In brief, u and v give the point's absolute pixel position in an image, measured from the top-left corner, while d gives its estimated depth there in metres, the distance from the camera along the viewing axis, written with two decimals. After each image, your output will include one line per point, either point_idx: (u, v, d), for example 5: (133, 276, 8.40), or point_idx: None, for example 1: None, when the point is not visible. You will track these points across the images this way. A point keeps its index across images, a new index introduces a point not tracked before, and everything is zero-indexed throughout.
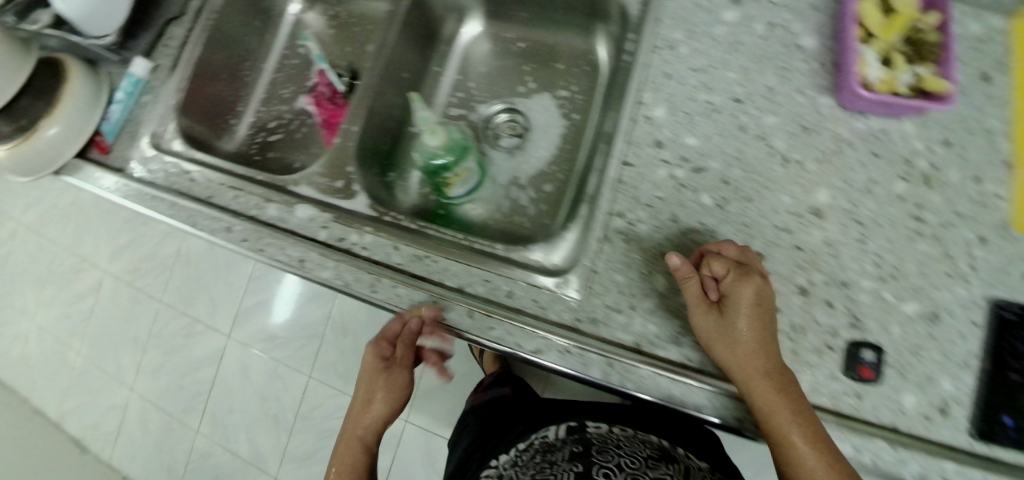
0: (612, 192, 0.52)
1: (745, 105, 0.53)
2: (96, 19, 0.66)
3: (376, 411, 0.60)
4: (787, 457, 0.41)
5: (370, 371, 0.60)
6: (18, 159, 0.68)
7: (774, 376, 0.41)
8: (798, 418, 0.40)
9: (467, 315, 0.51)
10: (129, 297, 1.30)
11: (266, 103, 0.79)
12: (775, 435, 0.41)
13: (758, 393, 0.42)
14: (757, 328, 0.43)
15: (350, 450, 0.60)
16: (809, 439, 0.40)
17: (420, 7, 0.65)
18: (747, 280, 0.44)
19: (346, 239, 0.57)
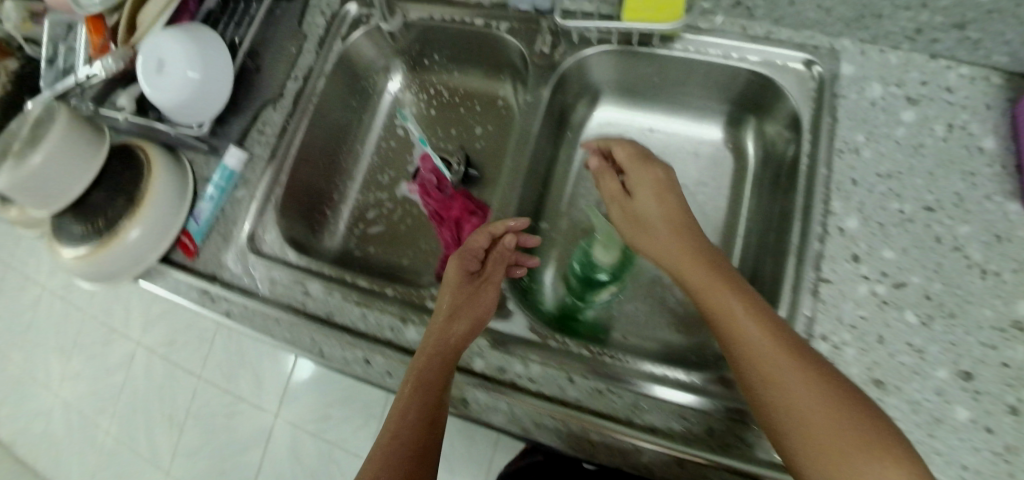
0: (812, 311, 0.50)
1: (937, 214, 0.50)
2: (195, 108, 0.60)
3: (451, 351, 0.48)
4: (788, 418, 0.36)
5: (455, 288, 0.52)
6: (95, 263, 0.62)
7: (748, 312, 0.41)
8: (789, 358, 0.37)
9: (674, 464, 0.46)
10: (164, 372, 1.19)
11: (364, 187, 0.75)
12: (767, 390, 0.37)
13: (725, 324, 0.41)
14: (694, 255, 0.46)
15: (415, 403, 0.45)
16: (809, 388, 0.36)
17: (558, 97, 0.63)
18: (667, 196, 0.51)
19: (506, 370, 0.52)
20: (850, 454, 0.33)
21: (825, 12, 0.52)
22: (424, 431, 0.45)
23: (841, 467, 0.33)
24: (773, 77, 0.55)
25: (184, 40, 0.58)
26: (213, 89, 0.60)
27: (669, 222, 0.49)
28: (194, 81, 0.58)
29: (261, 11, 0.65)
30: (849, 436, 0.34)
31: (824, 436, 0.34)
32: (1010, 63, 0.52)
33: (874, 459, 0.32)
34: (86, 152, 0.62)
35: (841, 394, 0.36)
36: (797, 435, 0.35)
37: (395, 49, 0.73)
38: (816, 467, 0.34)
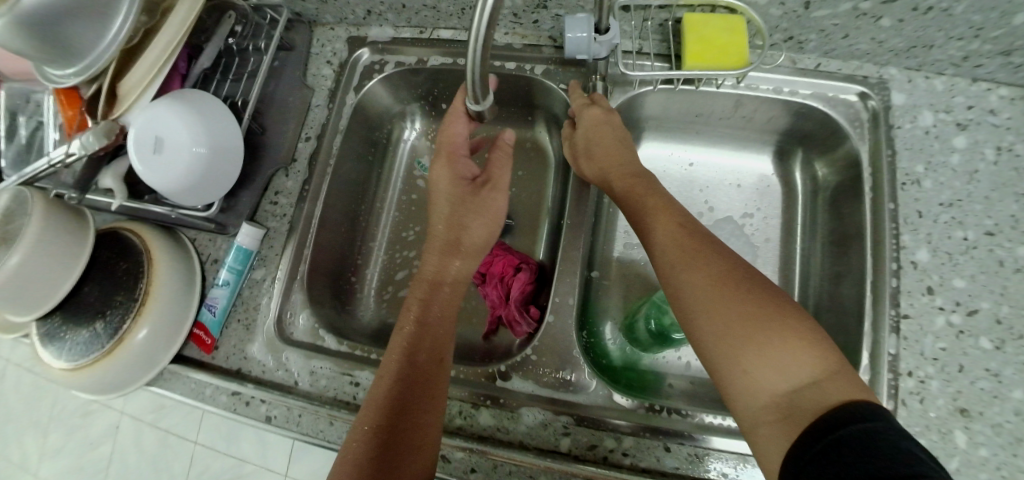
0: (896, 348, 0.50)
1: (998, 238, 0.52)
2: (206, 187, 0.53)
3: (442, 304, 0.50)
4: (702, 320, 0.38)
5: (450, 191, 0.54)
6: (99, 374, 0.53)
7: (676, 234, 0.43)
8: (707, 270, 0.39)
9: None
10: (156, 440, 0.94)
11: (389, 247, 0.68)
12: (683, 300, 0.40)
13: (655, 249, 0.43)
14: (635, 188, 0.48)
15: (413, 358, 0.45)
16: (726, 293, 0.38)
17: None
18: (608, 141, 0.51)
19: (598, 446, 0.49)
20: (761, 343, 0.35)
21: (878, 44, 0.52)
22: (427, 386, 0.44)
23: (750, 359, 0.35)
24: (825, 109, 0.56)
25: (177, 109, 0.51)
26: (223, 161, 0.53)
27: (614, 165, 0.51)
28: (199, 156, 0.51)
29: (262, 66, 0.58)
30: (760, 328, 0.35)
31: (735, 334, 0.36)
32: None
33: (784, 348, 0.34)
34: (68, 249, 0.52)
35: (758, 296, 0.37)
36: (713, 339, 0.37)
37: (413, 93, 0.67)
38: (730, 363, 0.36)
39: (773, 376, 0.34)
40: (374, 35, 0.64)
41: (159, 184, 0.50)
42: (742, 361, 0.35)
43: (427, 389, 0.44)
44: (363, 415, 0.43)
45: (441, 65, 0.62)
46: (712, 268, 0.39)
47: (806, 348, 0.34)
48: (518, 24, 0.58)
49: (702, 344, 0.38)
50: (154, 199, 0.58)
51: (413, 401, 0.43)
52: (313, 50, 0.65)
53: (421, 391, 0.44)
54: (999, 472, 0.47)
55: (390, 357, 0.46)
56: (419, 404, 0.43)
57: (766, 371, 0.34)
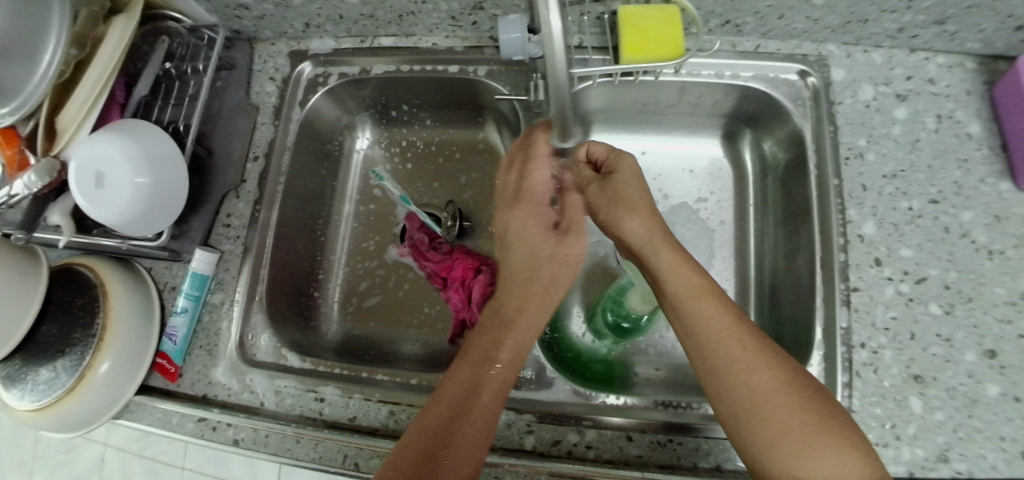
0: (848, 321, 0.51)
1: (942, 205, 0.53)
2: (154, 215, 0.52)
3: (517, 342, 0.46)
4: (759, 431, 0.39)
5: (532, 237, 0.49)
6: (65, 414, 0.52)
7: (730, 332, 0.42)
8: (766, 378, 0.40)
9: None
10: (142, 470, 0.94)
11: (351, 258, 0.69)
12: (736, 405, 0.40)
13: (703, 345, 0.42)
14: (674, 268, 0.45)
15: (471, 393, 0.43)
16: (782, 405, 0.39)
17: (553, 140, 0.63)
18: (647, 213, 0.49)
19: (562, 441, 0.50)
20: (816, 456, 0.37)
21: (814, 22, 0.53)
22: (477, 425, 0.42)
23: (806, 470, 0.37)
24: (769, 91, 0.57)
25: (112, 139, 0.50)
26: (168, 187, 0.53)
27: (653, 238, 0.47)
28: (142, 185, 0.50)
29: (202, 88, 0.58)
30: (818, 443, 0.37)
31: (794, 446, 0.38)
32: (981, 48, 0.55)
33: (839, 462, 0.37)
34: (16, 281, 0.52)
35: (816, 408, 0.39)
36: (769, 450, 0.38)
37: (361, 103, 0.67)
38: (784, 473, 0.38)
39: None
40: (315, 48, 0.64)
41: (104, 218, 0.50)
42: (797, 472, 0.38)
43: (475, 426, 0.42)
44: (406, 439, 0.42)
45: (385, 74, 0.62)
46: (772, 378, 0.40)
47: (856, 458, 0.37)
48: (457, 26, 0.59)
49: (755, 452, 0.39)
50: (103, 232, 0.58)
51: (460, 440, 0.41)
52: (255, 67, 0.65)
53: (468, 431, 0.42)
54: (955, 433, 0.48)
55: (446, 392, 0.44)
56: (465, 442, 0.41)
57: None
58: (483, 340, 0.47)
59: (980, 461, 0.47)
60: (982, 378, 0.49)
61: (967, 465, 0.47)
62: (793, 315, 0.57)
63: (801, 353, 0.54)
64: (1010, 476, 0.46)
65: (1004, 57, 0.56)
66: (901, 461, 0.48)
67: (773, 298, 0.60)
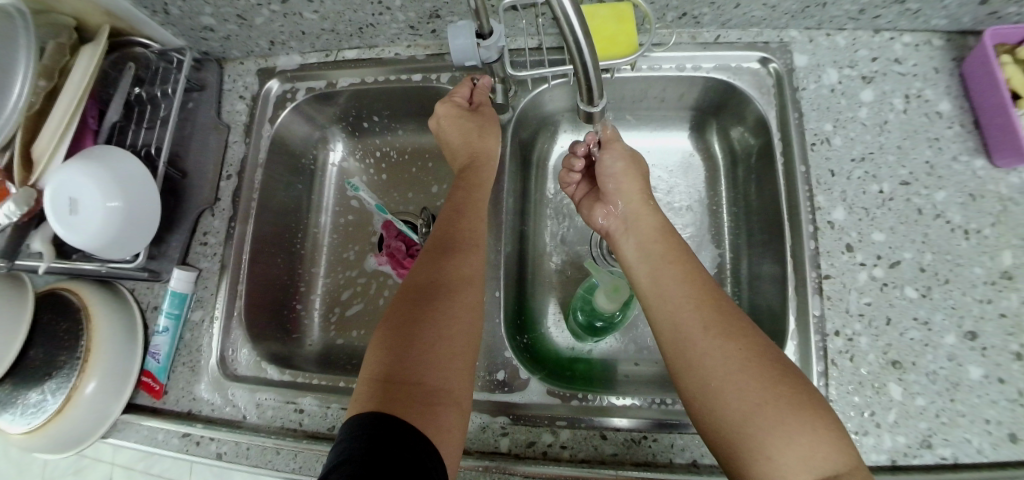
0: (821, 308, 0.51)
1: (914, 187, 0.52)
2: (137, 226, 0.54)
3: (460, 264, 0.47)
4: (728, 397, 0.39)
5: (622, 173, 0.55)
6: (55, 434, 0.54)
7: (703, 296, 0.45)
8: (738, 343, 0.41)
9: None
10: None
11: (331, 270, 0.69)
12: (706, 368, 0.41)
13: (679, 309, 0.45)
14: (657, 241, 0.51)
15: (426, 316, 0.43)
16: (751, 370, 0.39)
17: (521, 141, 0.64)
18: (638, 183, 0.55)
19: (536, 442, 0.50)
20: (784, 427, 0.36)
21: (771, 9, 0.54)
22: (436, 326, 0.43)
23: (775, 444, 0.36)
24: (730, 80, 0.58)
25: (80, 166, 0.51)
26: (139, 198, 0.54)
27: (643, 216, 0.53)
28: (113, 198, 0.52)
29: (173, 112, 0.59)
30: (789, 414, 0.37)
31: (762, 416, 0.37)
32: (947, 25, 0.55)
33: (808, 435, 0.36)
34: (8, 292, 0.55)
35: (784, 376, 0.39)
36: (737, 420, 0.38)
37: (331, 116, 0.69)
38: (752, 447, 0.37)
39: (782, 437, 0.36)
40: (282, 65, 0.65)
41: (91, 243, 0.52)
42: (765, 445, 0.36)
43: (442, 345, 0.42)
44: (366, 381, 0.40)
45: (351, 86, 0.63)
46: (745, 343, 0.41)
47: (825, 437, 0.36)
48: (417, 35, 0.59)
49: (722, 419, 0.39)
50: (82, 256, 0.60)
51: (434, 361, 0.41)
52: (225, 86, 0.66)
53: (435, 352, 0.42)
54: (937, 417, 0.47)
55: (388, 339, 0.42)
56: (444, 359, 0.41)
57: (779, 431, 0.36)
58: (419, 277, 0.47)
59: (965, 446, 0.46)
60: (962, 360, 0.48)
61: (951, 450, 0.46)
62: (769, 304, 0.57)
63: (777, 341, 0.53)
64: (997, 461, 0.45)
65: (971, 32, 0.56)
66: (884, 449, 0.46)
67: (751, 289, 0.60)
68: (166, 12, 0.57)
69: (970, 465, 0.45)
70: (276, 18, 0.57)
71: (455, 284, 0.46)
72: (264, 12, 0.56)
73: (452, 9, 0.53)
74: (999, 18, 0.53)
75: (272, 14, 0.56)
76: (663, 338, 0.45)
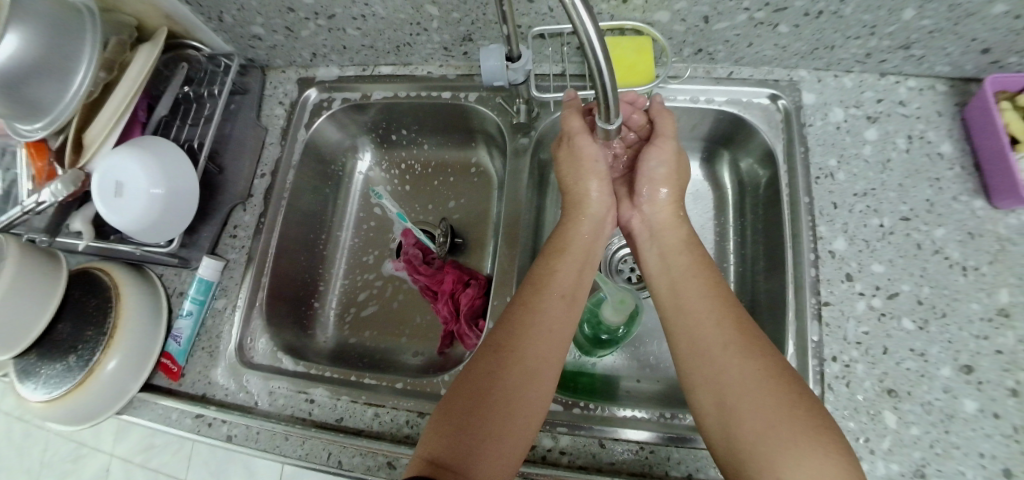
0: (819, 335, 0.52)
1: (914, 222, 0.55)
2: (177, 208, 0.58)
3: (540, 336, 0.46)
4: (743, 413, 0.41)
5: (664, 177, 0.57)
6: (72, 406, 0.56)
7: (725, 315, 0.47)
8: (755, 363, 0.43)
9: None
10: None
11: (349, 271, 0.72)
12: (724, 385, 0.43)
13: (702, 324, 0.47)
14: (681, 257, 0.53)
15: (500, 382, 0.43)
16: (768, 389, 0.41)
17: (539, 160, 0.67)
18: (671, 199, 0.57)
19: (536, 446, 0.51)
20: (797, 448, 0.37)
21: (782, 49, 0.58)
22: (520, 370, 0.44)
23: (785, 462, 0.37)
24: (741, 113, 0.61)
25: (129, 153, 0.55)
26: (180, 181, 0.58)
27: (670, 229, 0.56)
28: (155, 180, 0.55)
29: (216, 111, 0.63)
30: (800, 436, 0.38)
31: (776, 435, 0.38)
32: (950, 72, 0.58)
33: (822, 458, 0.37)
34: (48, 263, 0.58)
35: (802, 400, 0.40)
36: (750, 437, 0.39)
37: (362, 126, 0.73)
38: (762, 464, 0.38)
39: (794, 458, 0.37)
40: (321, 76, 0.70)
41: (131, 222, 0.55)
42: (775, 463, 0.37)
43: (516, 420, 0.42)
44: (440, 419, 0.42)
45: (384, 99, 0.67)
46: (764, 363, 0.43)
47: (841, 462, 0.36)
48: (450, 56, 0.64)
49: (736, 434, 0.40)
50: (119, 239, 0.63)
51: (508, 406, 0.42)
52: (266, 92, 0.71)
53: (511, 427, 0.42)
54: (931, 447, 0.48)
55: (475, 375, 0.44)
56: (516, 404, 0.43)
57: (793, 453, 0.37)
58: (498, 337, 0.47)
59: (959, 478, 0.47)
60: (958, 393, 0.49)
61: None
62: (770, 328, 0.58)
63: None
64: None
65: (974, 80, 0.59)
66: (876, 475, 0.48)
67: (753, 312, 0.62)
68: (221, 21, 0.62)
69: None
70: (321, 32, 0.62)
71: (542, 332, 0.47)
72: (310, 26, 0.61)
73: (484, 34, 0.58)
74: (1000, 68, 0.56)
75: (318, 28, 0.61)
76: (681, 351, 0.47)
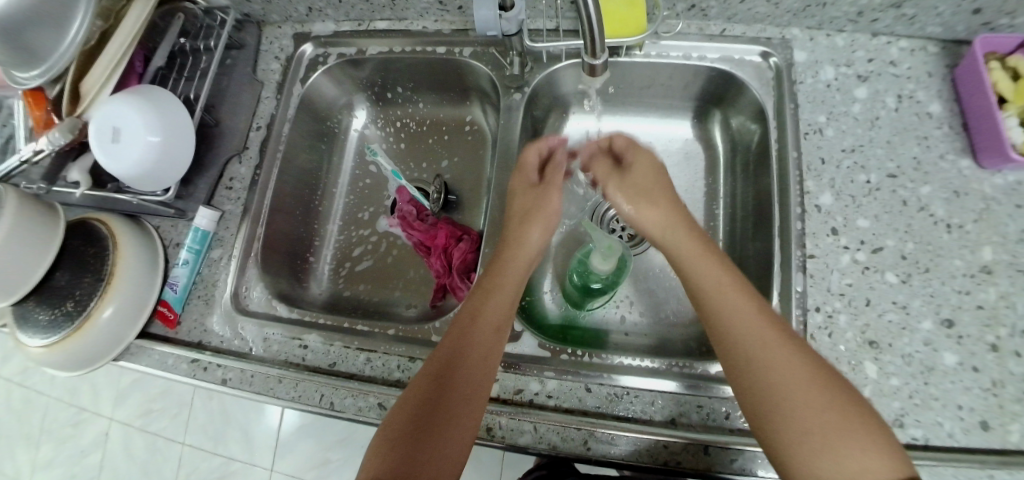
0: (803, 285, 0.53)
1: (900, 180, 0.55)
2: (174, 157, 0.59)
3: (490, 329, 0.47)
4: (784, 424, 0.39)
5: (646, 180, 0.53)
6: (73, 350, 0.57)
7: (756, 314, 0.44)
8: (793, 364, 0.41)
9: (688, 450, 0.48)
10: (144, 444, 1.02)
11: (343, 228, 0.73)
12: (762, 388, 0.41)
13: (732, 324, 0.44)
14: (691, 250, 0.48)
15: (443, 384, 0.44)
16: (808, 392, 0.40)
17: (531, 119, 0.67)
18: (664, 193, 0.52)
19: (524, 390, 0.53)
20: (844, 451, 0.37)
21: (774, 6, 0.58)
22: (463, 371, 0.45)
23: (832, 465, 0.37)
24: (733, 69, 0.62)
25: (129, 101, 0.56)
26: (175, 123, 0.58)
27: (672, 224, 0.50)
28: (150, 118, 0.56)
29: (211, 65, 0.64)
30: (845, 438, 0.37)
31: (821, 439, 0.38)
32: (942, 33, 0.59)
33: (865, 459, 0.37)
34: (43, 209, 0.58)
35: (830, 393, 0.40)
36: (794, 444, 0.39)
37: (357, 83, 0.73)
38: (808, 466, 0.38)
39: (839, 465, 0.37)
40: (317, 31, 0.70)
41: (139, 166, 0.56)
42: (823, 466, 0.37)
43: (461, 414, 0.43)
44: (390, 421, 0.44)
45: (379, 54, 0.67)
46: (801, 362, 0.41)
47: (882, 456, 0.37)
48: (444, 11, 0.64)
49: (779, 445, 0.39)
50: (116, 187, 0.64)
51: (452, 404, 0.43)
52: (262, 46, 0.71)
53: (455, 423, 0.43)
54: (910, 398, 0.49)
55: (424, 377, 0.45)
56: (460, 400, 0.44)
57: (840, 460, 0.37)
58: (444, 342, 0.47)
59: (936, 428, 0.48)
60: (937, 345, 0.50)
61: (922, 430, 0.48)
62: (756, 284, 0.59)
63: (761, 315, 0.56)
64: (967, 446, 0.47)
65: (966, 42, 0.59)
66: None
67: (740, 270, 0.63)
68: None
69: (939, 446, 0.47)
70: None
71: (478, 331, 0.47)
72: None
73: None
74: (993, 29, 0.56)
75: None
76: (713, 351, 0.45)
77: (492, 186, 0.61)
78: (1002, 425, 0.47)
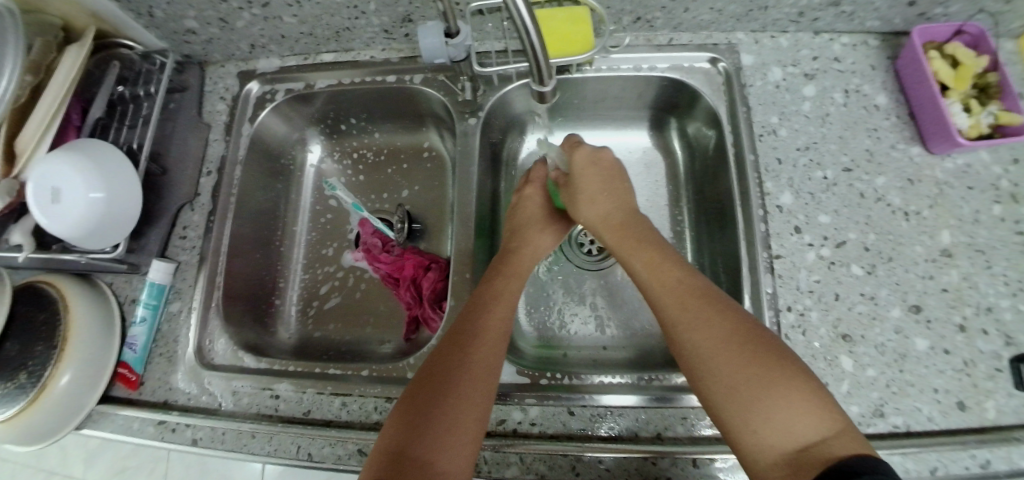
0: (772, 287, 0.54)
1: (856, 173, 0.56)
2: (121, 211, 0.56)
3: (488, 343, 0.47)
4: (711, 380, 0.41)
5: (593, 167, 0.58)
6: (26, 426, 0.53)
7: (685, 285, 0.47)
8: (722, 325, 0.43)
9: (676, 464, 0.48)
10: None
11: (308, 266, 0.71)
12: (697, 352, 0.43)
13: (664, 295, 0.47)
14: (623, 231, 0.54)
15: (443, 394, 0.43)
16: (739, 350, 0.41)
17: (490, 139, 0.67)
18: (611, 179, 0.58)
19: (506, 420, 0.51)
20: (774, 405, 0.38)
21: (717, 13, 0.59)
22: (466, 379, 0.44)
23: (760, 420, 0.38)
24: (683, 78, 0.62)
25: (66, 157, 0.53)
26: (118, 175, 0.56)
27: (613, 199, 0.57)
28: (87, 172, 0.53)
29: (155, 110, 0.61)
30: (774, 390, 0.39)
31: (751, 393, 0.39)
32: (880, 27, 0.60)
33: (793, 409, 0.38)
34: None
35: (766, 355, 0.40)
36: (730, 410, 0.39)
37: (309, 117, 0.71)
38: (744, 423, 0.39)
39: (773, 424, 0.38)
40: (262, 68, 0.68)
41: (86, 222, 0.53)
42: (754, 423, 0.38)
43: (461, 424, 0.41)
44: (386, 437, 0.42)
45: (329, 87, 0.66)
46: (734, 324, 0.43)
47: (811, 407, 0.38)
48: (392, 39, 0.63)
49: (712, 402, 0.41)
50: (62, 248, 0.61)
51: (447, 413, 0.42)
52: (207, 88, 0.69)
53: (456, 435, 0.41)
54: (887, 387, 0.49)
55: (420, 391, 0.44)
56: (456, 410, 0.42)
57: (774, 417, 0.38)
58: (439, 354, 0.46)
59: (916, 414, 0.48)
60: (907, 333, 0.51)
61: (902, 418, 0.48)
62: (727, 286, 0.59)
63: None
64: (947, 427, 0.48)
65: (904, 32, 0.61)
66: None
67: (710, 273, 0.63)
68: (151, 16, 0.60)
69: (920, 431, 0.48)
70: (257, 21, 0.60)
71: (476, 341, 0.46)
72: (245, 16, 0.59)
73: (424, 13, 0.57)
74: (927, 20, 0.58)
75: (252, 17, 0.60)
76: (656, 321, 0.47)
77: (455, 213, 0.60)
78: (978, 403, 0.48)
